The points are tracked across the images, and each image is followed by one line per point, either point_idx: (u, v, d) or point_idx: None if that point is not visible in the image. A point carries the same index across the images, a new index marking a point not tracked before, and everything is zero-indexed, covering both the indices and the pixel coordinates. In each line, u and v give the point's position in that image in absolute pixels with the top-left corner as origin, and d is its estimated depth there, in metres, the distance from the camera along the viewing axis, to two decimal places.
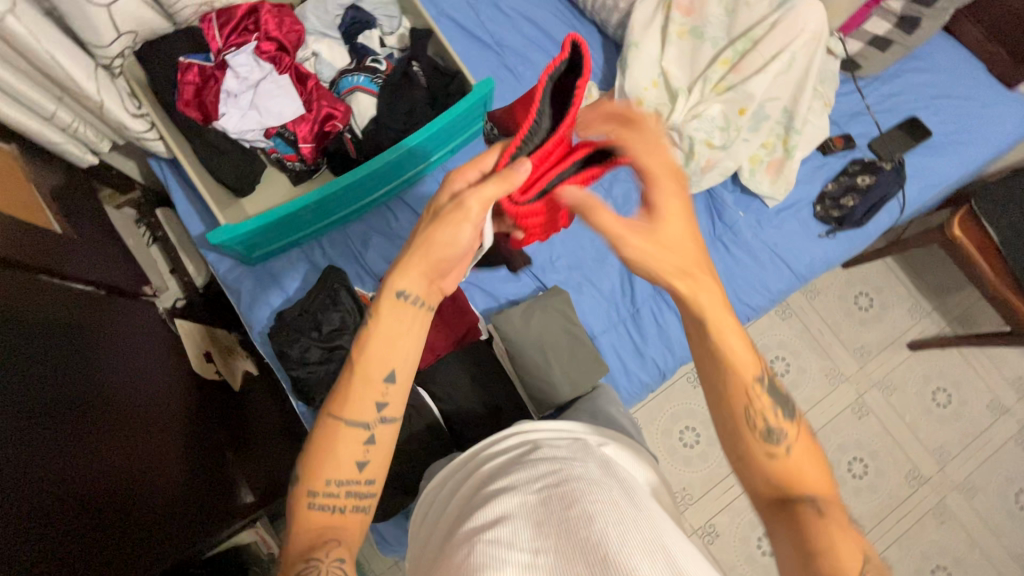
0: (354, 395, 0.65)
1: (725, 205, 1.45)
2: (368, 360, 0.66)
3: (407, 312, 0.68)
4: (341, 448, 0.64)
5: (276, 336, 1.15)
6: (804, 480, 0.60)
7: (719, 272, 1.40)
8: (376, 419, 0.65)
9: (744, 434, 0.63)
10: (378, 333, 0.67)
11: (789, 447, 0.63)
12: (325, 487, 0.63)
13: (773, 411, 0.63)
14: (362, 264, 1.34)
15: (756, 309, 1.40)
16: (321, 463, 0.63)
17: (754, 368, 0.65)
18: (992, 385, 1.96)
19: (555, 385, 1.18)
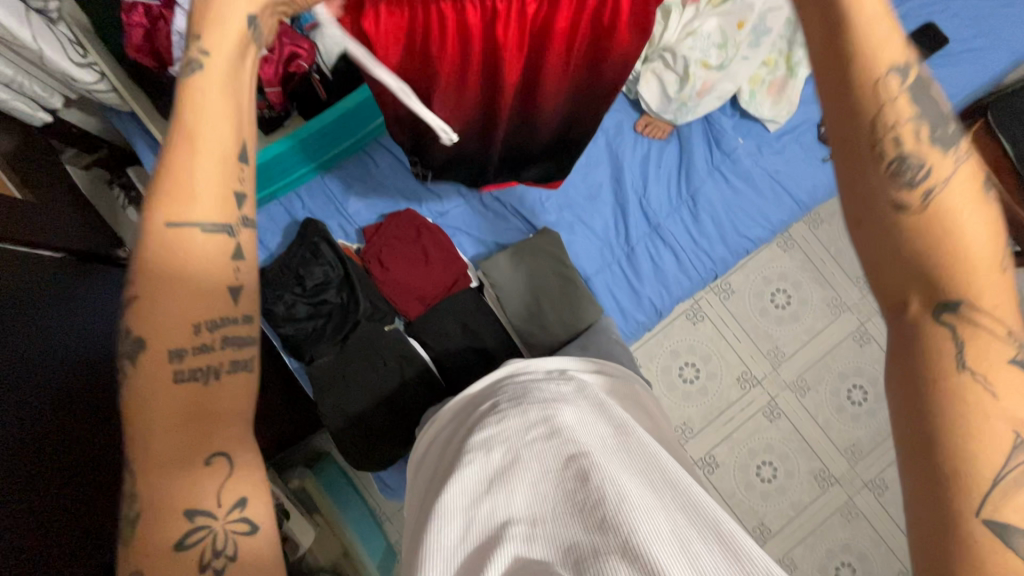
0: (191, 181, 0.47)
1: (723, 131, 1.36)
2: (206, 145, 0.47)
3: (226, 61, 0.49)
4: (196, 258, 0.47)
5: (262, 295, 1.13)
6: (950, 243, 0.41)
7: (716, 203, 1.34)
8: (240, 221, 0.49)
9: (866, 169, 0.44)
10: (203, 90, 0.48)
11: (930, 190, 0.42)
12: (193, 338, 0.46)
13: (912, 130, 0.43)
14: (345, 215, 1.30)
15: (754, 241, 1.35)
16: (169, 305, 0.46)
17: (898, 51, 0.44)
18: None
19: (548, 329, 1.16)
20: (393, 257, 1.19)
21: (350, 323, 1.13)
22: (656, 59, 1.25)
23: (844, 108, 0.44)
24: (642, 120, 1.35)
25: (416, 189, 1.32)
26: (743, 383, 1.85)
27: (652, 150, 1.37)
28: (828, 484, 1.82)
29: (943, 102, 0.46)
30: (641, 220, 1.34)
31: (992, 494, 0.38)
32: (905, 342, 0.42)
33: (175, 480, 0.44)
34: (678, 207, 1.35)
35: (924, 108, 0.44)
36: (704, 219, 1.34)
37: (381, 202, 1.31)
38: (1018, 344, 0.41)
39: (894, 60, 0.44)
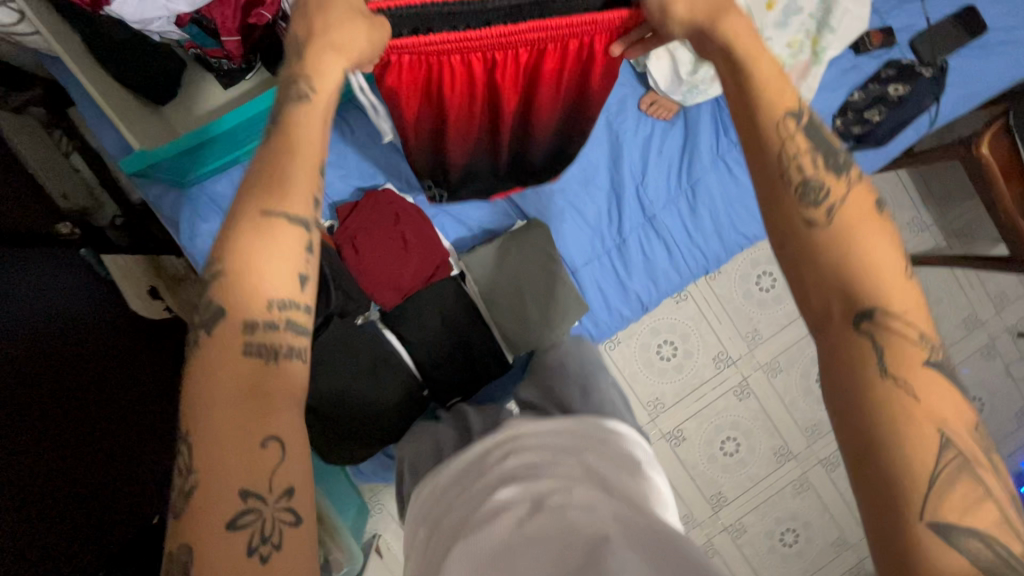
0: (280, 179, 0.52)
1: (733, 116, 1.25)
2: (303, 150, 0.54)
3: (322, 97, 0.57)
4: (269, 242, 0.50)
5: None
6: (862, 257, 0.51)
7: (717, 196, 1.27)
8: (315, 223, 0.53)
9: (787, 203, 0.53)
10: (307, 118, 0.56)
11: (834, 208, 0.53)
12: (264, 313, 0.49)
13: (812, 160, 0.55)
14: (317, 187, 1.18)
15: (750, 239, 1.29)
16: (253, 281, 0.49)
17: (790, 102, 0.57)
18: (973, 300, 1.95)
19: (530, 329, 1.13)
20: (369, 243, 1.10)
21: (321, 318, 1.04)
22: None
23: (760, 161, 0.56)
24: (648, 96, 1.23)
25: (397, 162, 1.20)
26: (718, 363, 1.87)
27: (655, 132, 1.26)
28: (786, 460, 1.91)
29: (836, 144, 0.58)
30: (636, 210, 1.26)
31: (929, 492, 0.44)
32: (836, 346, 0.50)
33: (225, 457, 0.43)
34: (676, 197, 1.27)
35: (817, 142, 0.56)
36: (702, 213, 1.27)
37: (356, 174, 1.20)
38: (929, 346, 0.49)
39: (790, 110, 0.57)
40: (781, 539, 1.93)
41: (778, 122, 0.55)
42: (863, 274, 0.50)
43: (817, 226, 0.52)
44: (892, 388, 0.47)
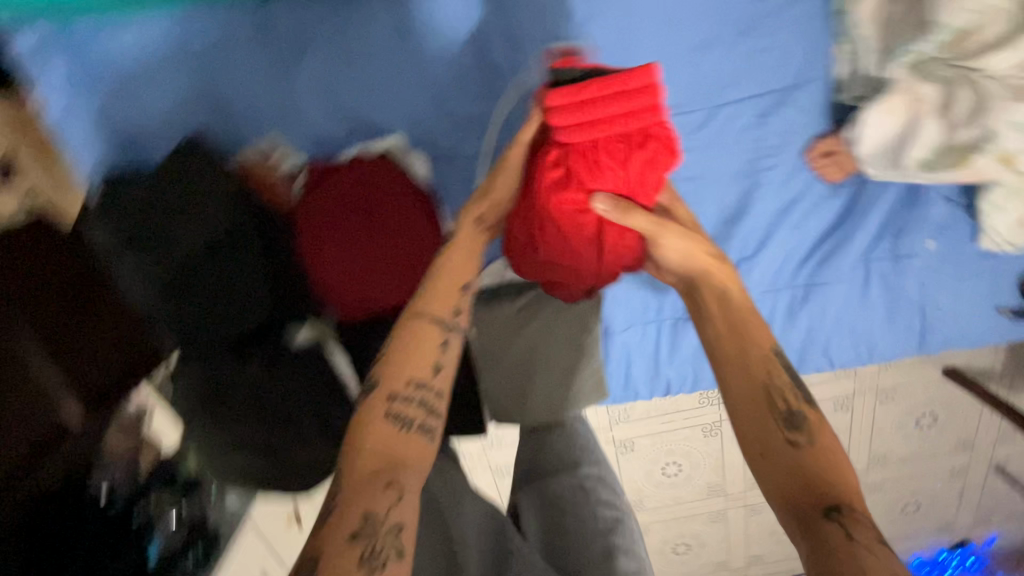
0: (408, 354, 0.59)
1: (920, 219, 0.85)
2: (423, 349, 0.60)
3: (451, 304, 0.63)
4: (378, 419, 0.55)
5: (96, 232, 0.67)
6: (831, 469, 0.51)
7: (829, 307, 0.92)
8: (427, 385, 0.59)
9: (770, 426, 0.55)
10: (440, 307, 0.62)
11: (814, 434, 0.54)
12: (405, 388, 0.57)
13: (796, 395, 0.56)
14: (289, 99, 0.74)
15: (832, 366, 0.97)
16: (399, 365, 0.59)
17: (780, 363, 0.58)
18: (983, 427, 1.76)
19: (526, 409, 0.84)
20: (343, 243, 0.70)
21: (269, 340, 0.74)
22: (938, 81, 0.66)
23: (743, 372, 0.58)
24: (826, 143, 0.80)
25: (429, 103, 0.76)
26: (703, 399, 1.67)
27: (805, 196, 0.85)
28: (715, 494, 1.86)
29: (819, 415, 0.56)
30: None
31: None
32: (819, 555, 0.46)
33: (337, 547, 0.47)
34: (781, 289, 0.91)
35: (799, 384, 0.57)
36: (800, 321, 0.93)
37: (356, 98, 0.75)
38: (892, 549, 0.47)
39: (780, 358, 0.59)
40: (673, 547, 1.99)
41: (763, 353, 0.58)
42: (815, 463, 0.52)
43: (796, 447, 0.53)
44: (860, 556, 0.45)
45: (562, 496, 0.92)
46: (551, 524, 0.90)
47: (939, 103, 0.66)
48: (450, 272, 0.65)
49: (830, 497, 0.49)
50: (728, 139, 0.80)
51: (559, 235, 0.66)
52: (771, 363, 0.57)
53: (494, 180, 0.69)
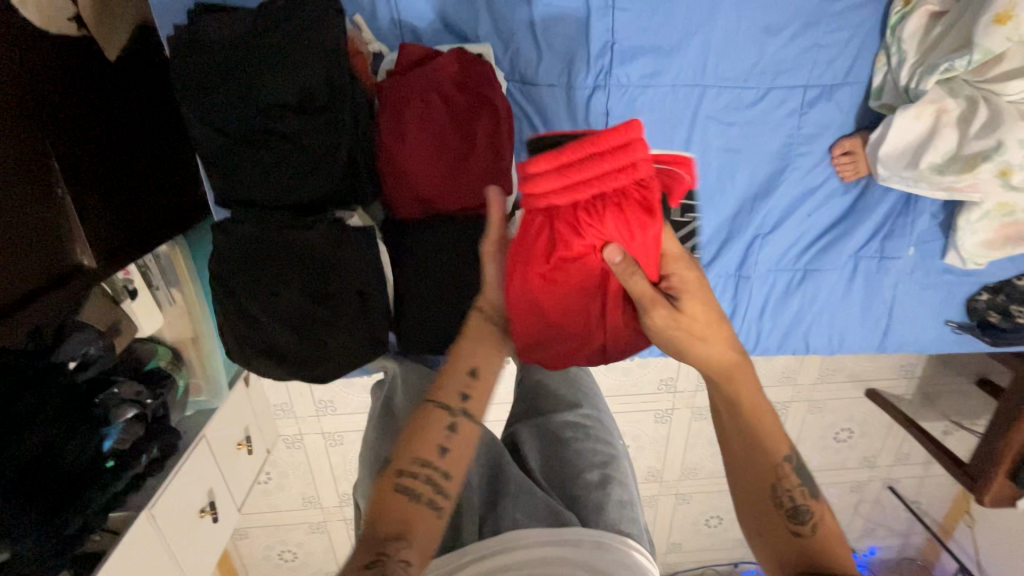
0: (415, 439, 0.60)
1: (908, 226, 0.98)
2: (431, 430, 0.61)
3: (455, 394, 0.64)
4: (387, 505, 0.56)
5: (182, 52, 0.63)
6: (834, 557, 0.54)
7: (820, 292, 1.02)
8: (438, 462, 0.59)
9: (773, 517, 0.57)
10: (446, 387, 0.64)
11: (816, 525, 0.56)
12: (411, 466, 0.58)
13: (801, 490, 0.58)
14: None
15: (808, 349, 1.07)
16: (411, 444, 0.60)
17: (789, 446, 0.59)
18: (886, 445, 1.92)
19: None
20: (427, 140, 0.71)
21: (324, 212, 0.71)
22: (958, 99, 0.79)
23: (754, 465, 0.58)
24: (851, 143, 0.90)
25: (518, 19, 0.78)
26: (661, 386, 1.72)
27: (824, 187, 0.95)
28: (651, 479, 1.91)
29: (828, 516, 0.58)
30: (738, 256, 0.99)
31: None
32: None
33: None
34: (783, 270, 1.01)
35: (807, 478, 0.59)
36: (792, 303, 1.03)
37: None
38: None
39: (790, 448, 0.59)
40: None
41: (779, 456, 0.58)
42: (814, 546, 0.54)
43: (801, 539, 0.55)
44: None
45: (558, 432, 0.97)
46: (546, 455, 0.94)
47: (961, 115, 0.78)
48: (464, 347, 0.66)
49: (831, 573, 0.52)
50: (772, 121, 0.89)
51: (553, 294, 0.65)
52: (784, 471, 0.58)
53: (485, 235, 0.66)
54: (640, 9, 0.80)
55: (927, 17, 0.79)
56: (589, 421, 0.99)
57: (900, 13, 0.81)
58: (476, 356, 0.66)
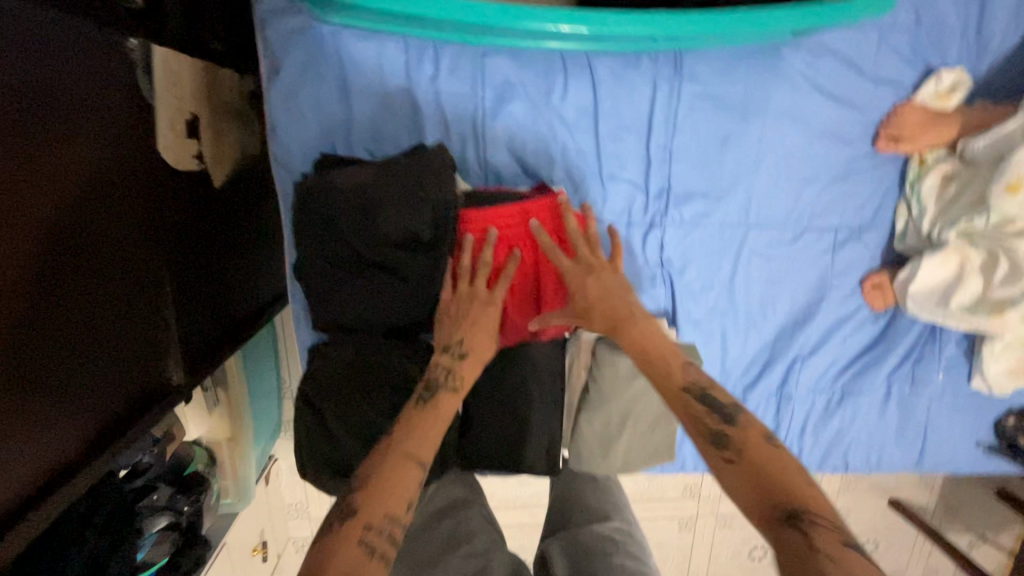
0: (377, 488, 0.55)
1: (935, 353, 1.04)
2: (397, 482, 0.56)
3: (427, 448, 0.60)
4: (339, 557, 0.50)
5: (306, 195, 0.71)
6: (777, 467, 0.53)
7: (854, 414, 1.07)
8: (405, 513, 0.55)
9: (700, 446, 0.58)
10: (425, 430, 0.62)
11: (737, 429, 0.57)
12: (380, 521, 0.53)
13: (712, 399, 0.60)
14: (478, 135, 0.84)
15: (846, 468, 1.10)
16: (380, 497, 0.55)
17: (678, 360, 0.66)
18: (913, 562, 1.85)
19: (606, 457, 0.89)
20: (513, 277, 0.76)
21: (416, 330, 0.77)
22: (979, 248, 0.88)
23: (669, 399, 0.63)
24: (879, 277, 0.98)
25: (587, 166, 0.88)
26: None
27: (857, 316, 1.02)
28: None
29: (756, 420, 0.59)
30: (778, 378, 1.04)
31: None
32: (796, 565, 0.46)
33: None
34: (821, 392, 1.05)
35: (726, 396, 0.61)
36: (832, 422, 1.07)
37: (531, 148, 0.86)
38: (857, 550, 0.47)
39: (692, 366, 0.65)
40: None
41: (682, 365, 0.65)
42: (762, 481, 0.53)
43: (729, 463, 0.55)
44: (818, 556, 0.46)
45: (589, 546, 0.88)
46: (574, 566, 0.86)
47: (985, 259, 0.87)
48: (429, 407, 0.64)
49: (791, 504, 0.50)
50: (808, 256, 0.98)
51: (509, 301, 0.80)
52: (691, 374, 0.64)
53: (468, 317, 0.70)
54: (693, 163, 0.91)
55: (942, 176, 0.91)
56: (618, 533, 0.91)
57: (916, 171, 0.93)
58: (440, 406, 0.64)
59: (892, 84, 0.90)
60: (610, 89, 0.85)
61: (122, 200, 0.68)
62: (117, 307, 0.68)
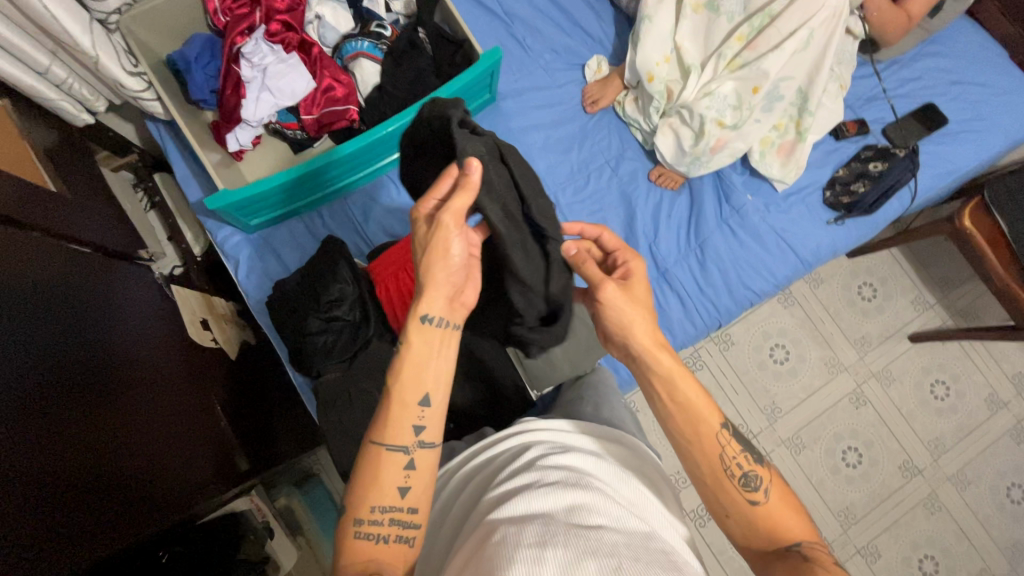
0: (380, 482, 0.69)
1: (733, 186, 1.42)
2: (384, 474, 0.69)
3: (396, 459, 0.69)
4: (385, 473, 0.69)
5: (274, 303, 1.17)
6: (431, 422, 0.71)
7: (724, 256, 1.38)
8: (410, 450, 0.70)
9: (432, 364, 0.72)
10: (386, 456, 0.69)
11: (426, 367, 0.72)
12: (370, 515, 0.68)
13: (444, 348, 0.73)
14: (363, 236, 1.34)
15: (758, 295, 1.38)
16: (369, 492, 0.69)
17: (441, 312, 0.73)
18: (991, 378, 1.93)
19: (554, 365, 1.20)
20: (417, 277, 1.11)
21: (361, 341, 1.13)
22: (674, 114, 1.35)
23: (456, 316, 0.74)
24: (657, 169, 1.41)
25: None
26: None
27: (664, 199, 1.42)
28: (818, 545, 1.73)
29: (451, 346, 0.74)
30: (651, 265, 1.38)
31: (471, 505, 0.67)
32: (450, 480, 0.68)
33: (344, 544, 0.69)
34: (687, 252, 1.39)
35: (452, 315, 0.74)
36: (711, 268, 1.37)
37: (398, 225, 1.35)
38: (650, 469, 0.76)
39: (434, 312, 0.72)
40: None
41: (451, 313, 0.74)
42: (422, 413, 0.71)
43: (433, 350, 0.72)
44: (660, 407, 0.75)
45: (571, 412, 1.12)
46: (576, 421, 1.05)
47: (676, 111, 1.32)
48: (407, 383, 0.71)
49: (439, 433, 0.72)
50: (603, 185, 1.41)
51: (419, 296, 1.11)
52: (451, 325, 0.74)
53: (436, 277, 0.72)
54: None
55: (634, 100, 1.41)
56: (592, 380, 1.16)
57: (619, 104, 1.44)
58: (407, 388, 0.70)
59: (567, 83, 1.47)
60: None
61: (203, 363, 1.18)
62: (212, 419, 1.13)
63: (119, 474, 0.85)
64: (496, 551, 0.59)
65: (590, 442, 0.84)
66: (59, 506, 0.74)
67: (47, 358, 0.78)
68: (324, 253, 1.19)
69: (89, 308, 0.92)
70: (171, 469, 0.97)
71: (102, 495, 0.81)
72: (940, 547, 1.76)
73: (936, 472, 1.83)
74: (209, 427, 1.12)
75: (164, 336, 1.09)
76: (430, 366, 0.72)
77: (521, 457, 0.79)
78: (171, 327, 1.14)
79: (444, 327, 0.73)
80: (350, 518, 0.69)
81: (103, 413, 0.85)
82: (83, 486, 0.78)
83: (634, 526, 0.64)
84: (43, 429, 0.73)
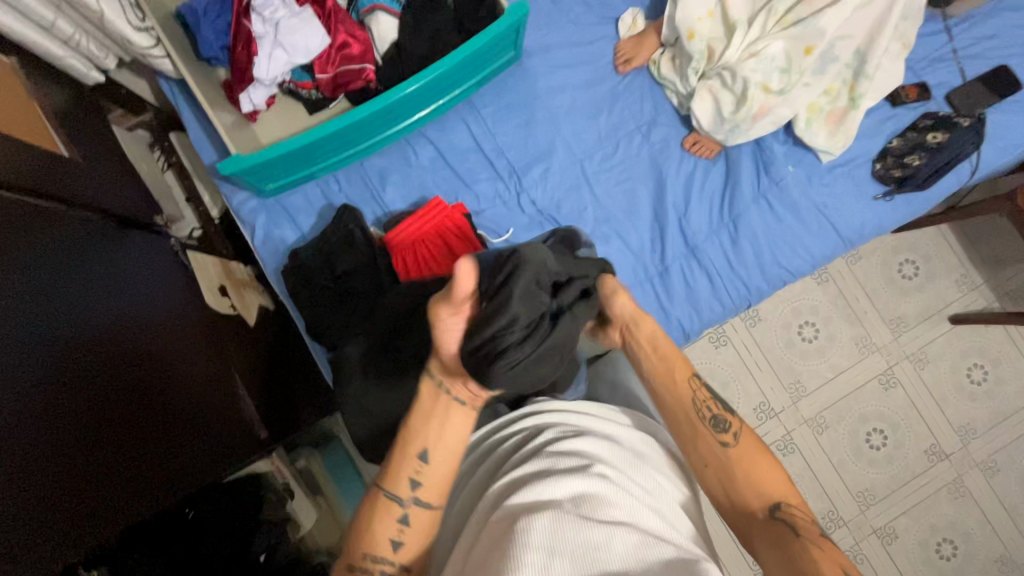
0: (372, 532, 0.70)
1: (774, 157, 1.32)
2: (376, 520, 0.70)
3: (393, 513, 0.70)
4: (378, 521, 0.70)
5: (289, 271, 1.15)
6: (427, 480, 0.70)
7: (758, 232, 1.30)
8: (404, 505, 0.70)
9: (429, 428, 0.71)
10: (381, 506, 0.70)
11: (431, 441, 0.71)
12: (362, 561, 0.69)
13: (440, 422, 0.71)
14: (380, 202, 1.30)
15: (793, 273, 1.30)
16: (364, 534, 0.70)
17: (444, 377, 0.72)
18: None
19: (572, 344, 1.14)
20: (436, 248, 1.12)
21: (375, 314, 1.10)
22: (713, 76, 1.24)
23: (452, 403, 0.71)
24: (691, 137, 1.32)
25: (453, 184, 1.30)
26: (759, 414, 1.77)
27: (698, 169, 1.33)
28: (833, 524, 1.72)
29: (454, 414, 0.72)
30: (679, 241, 1.31)
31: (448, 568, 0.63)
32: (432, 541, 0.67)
33: None
34: (718, 228, 1.31)
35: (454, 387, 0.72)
36: (743, 245, 1.30)
37: (415, 192, 1.30)
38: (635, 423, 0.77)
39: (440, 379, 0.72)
40: None
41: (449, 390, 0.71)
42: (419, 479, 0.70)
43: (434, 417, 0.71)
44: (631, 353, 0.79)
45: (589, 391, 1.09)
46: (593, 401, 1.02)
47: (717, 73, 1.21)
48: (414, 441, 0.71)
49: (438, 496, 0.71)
50: (632, 153, 1.33)
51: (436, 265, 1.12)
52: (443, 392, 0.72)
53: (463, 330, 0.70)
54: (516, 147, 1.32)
55: (670, 59, 1.30)
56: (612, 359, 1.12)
57: (653, 64, 1.33)
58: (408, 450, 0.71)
59: (598, 39, 1.36)
60: (442, 136, 1.32)
61: (220, 330, 1.18)
62: (231, 387, 1.14)
63: (139, 447, 0.86)
64: (503, 552, 0.58)
65: (610, 419, 0.81)
66: (82, 483, 0.75)
67: (65, 334, 0.77)
68: (339, 222, 1.16)
69: (104, 279, 0.91)
70: (190, 439, 0.99)
71: (124, 469, 0.83)
72: (960, 532, 1.73)
73: (964, 457, 1.78)
74: (228, 396, 1.13)
75: (180, 305, 1.09)
76: (429, 427, 0.71)
77: (534, 440, 0.77)
78: (187, 294, 1.13)
79: (452, 401, 0.72)
80: (347, 559, 0.71)
81: (123, 388, 0.85)
82: (105, 462, 0.79)
83: (648, 525, 0.62)
84: (64, 408, 0.74)
